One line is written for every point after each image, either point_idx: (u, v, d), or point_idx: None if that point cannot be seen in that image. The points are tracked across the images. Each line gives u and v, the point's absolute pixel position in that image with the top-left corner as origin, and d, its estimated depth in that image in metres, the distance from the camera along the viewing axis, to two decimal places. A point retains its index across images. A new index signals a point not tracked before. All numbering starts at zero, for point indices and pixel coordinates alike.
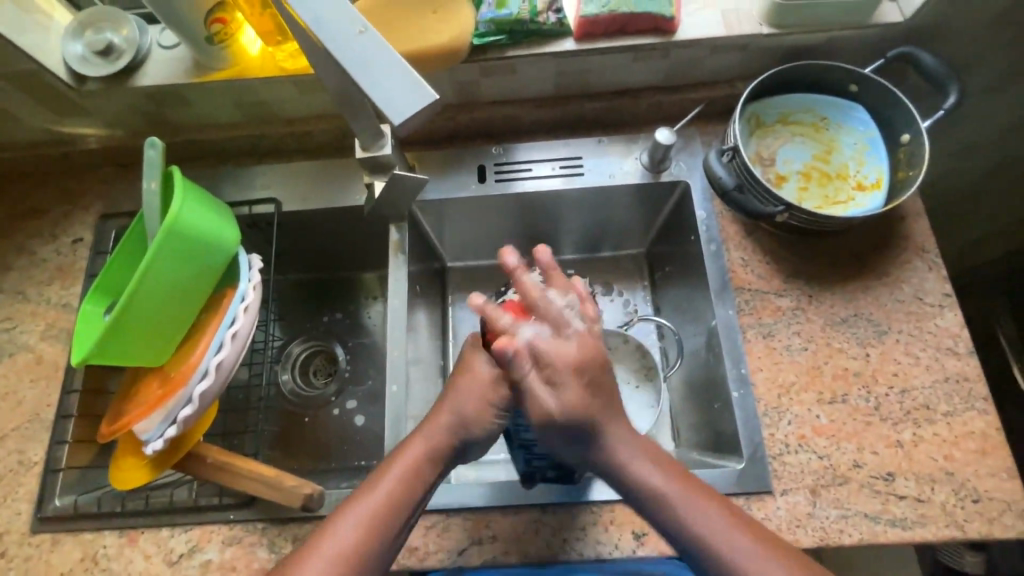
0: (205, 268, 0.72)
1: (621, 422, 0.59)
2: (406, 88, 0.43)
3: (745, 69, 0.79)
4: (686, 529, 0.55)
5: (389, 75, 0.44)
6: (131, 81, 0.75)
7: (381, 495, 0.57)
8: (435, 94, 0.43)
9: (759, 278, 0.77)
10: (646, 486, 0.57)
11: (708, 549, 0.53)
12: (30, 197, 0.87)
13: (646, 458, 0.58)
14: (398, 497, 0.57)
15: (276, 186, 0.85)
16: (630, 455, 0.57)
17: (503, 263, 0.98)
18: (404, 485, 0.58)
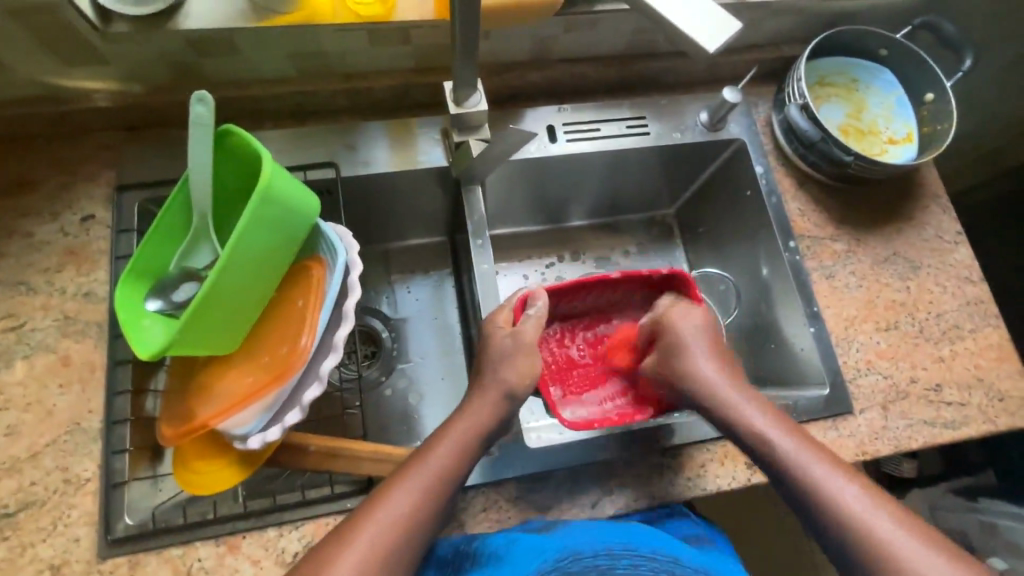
0: (295, 238, 0.64)
1: (752, 406, 0.65)
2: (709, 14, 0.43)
3: (791, 32, 0.86)
4: (815, 499, 0.59)
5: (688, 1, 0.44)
6: (176, 21, 0.63)
7: (433, 462, 0.58)
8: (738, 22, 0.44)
9: (815, 226, 0.84)
10: (793, 479, 0.60)
11: (817, 505, 0.59)
12: (11, 167, 0.71)
13: (804, 450, 0.61)
14: (436, 484, 0.57)
15: (330, 148, 0.77)
16: (768, 434, 0.63)
17: (550, 227, 0.98)
18: (445, 472, 0.58)
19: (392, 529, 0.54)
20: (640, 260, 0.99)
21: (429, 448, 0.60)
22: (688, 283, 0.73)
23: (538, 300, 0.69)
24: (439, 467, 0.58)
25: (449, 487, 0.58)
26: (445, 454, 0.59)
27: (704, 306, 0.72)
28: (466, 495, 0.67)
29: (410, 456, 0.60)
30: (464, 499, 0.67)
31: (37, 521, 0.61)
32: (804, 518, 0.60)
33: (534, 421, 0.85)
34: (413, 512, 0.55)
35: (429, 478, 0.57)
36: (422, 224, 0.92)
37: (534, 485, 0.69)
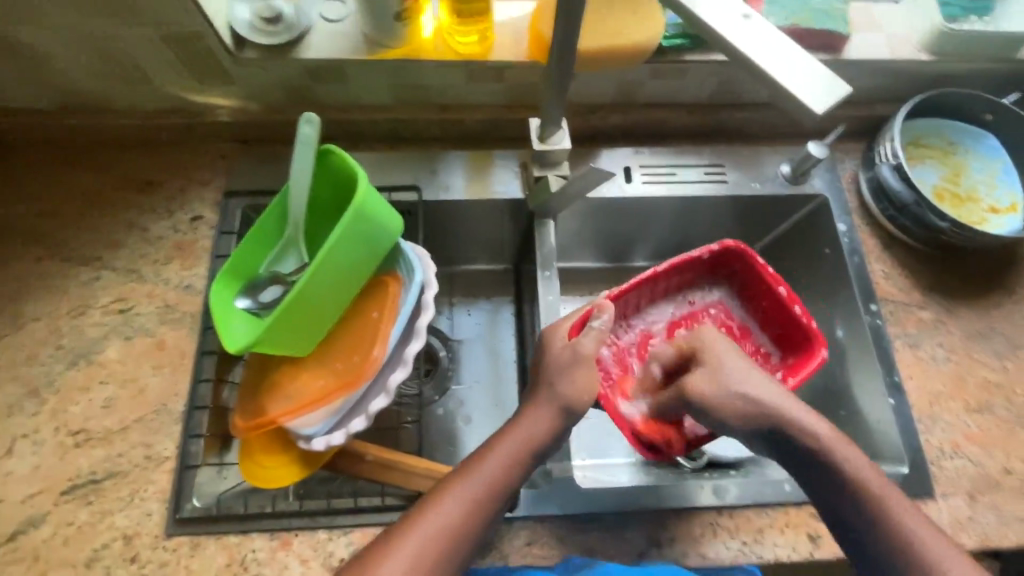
0: (378, 254, 0.68)
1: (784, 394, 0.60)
2: (818, 79, 0.41)
3: (889, 91, 0.83)
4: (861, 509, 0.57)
5: (795, 66, 0.41)
6: (299, 51, 0.71)
7: (488, 473, 0.58)
8: (844, 91, 0.41)
9: (901, 291, 0.80)
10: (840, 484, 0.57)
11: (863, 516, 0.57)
12: (140, 169, 0.81)
13: (847, 453, 0.58)
14: (486, 495, 0.57)
15: (416, 173, 0.82)
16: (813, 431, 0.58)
17: (614, 266, 0.98)
18: (487, 491, 0.58)
19: (442, 538, 0.54)
20: None
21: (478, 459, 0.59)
22: (747, 255, 0.76)
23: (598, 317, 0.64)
24: (485, 482, 0.58)
25: (495, 507, 0.58)
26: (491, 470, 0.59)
27: (783, 288, 0.76)
28: (510, 525, 0.66)
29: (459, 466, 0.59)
30: (508, 530, 0.66)
31: (118, 490, 0.66)
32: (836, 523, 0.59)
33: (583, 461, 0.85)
34: (463, 522, 0.56)
35: (482, 489, 0.57)
36: (489, 251, 0.95)
37: (581, 525, 0.67)
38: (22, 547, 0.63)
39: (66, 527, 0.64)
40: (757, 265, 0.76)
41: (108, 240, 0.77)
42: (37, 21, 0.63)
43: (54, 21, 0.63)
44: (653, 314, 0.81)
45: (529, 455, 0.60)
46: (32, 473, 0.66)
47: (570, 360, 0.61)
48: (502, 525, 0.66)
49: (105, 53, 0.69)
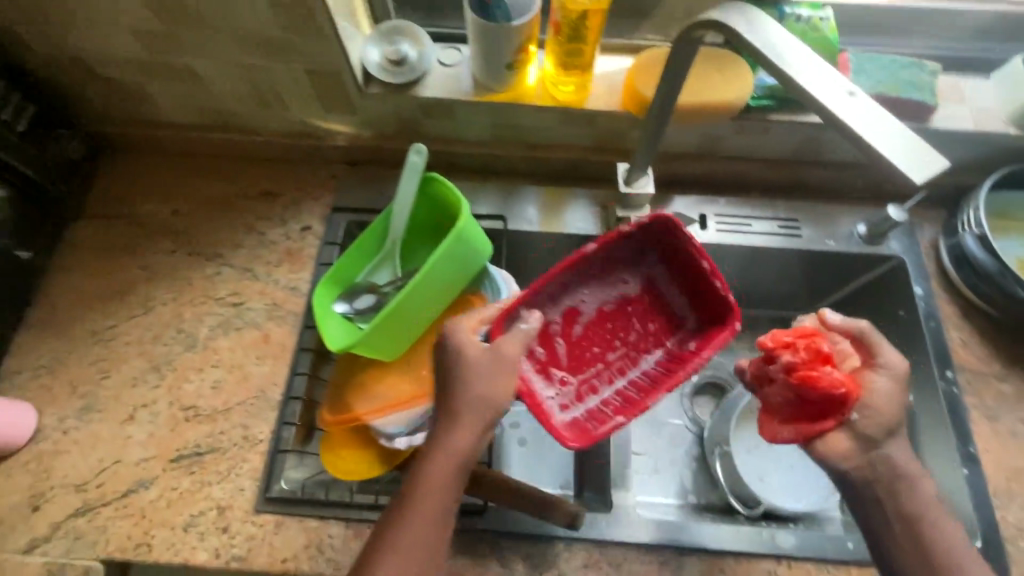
0: (468, 274, 0.74)
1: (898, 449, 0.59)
2: (915, 147, 0.42)
3: (974, 162, 0.84)
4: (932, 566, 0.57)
5: (891, 133, 0.43)
6: (417, 90, 0.80)
7: (428, 481, 0.57)
8: (944, 161, 0.42)
9: (980, 361, 0.79)
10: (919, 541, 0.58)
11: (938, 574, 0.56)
12: (263, 181, 0.91)
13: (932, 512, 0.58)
14: (437, 502, 0.57)
15: (502, 204, 0.89)
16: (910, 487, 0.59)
17: None
18: (437, 503, 0.57)
19: (409, 554, 0.55)
20: None
21: (420, 477, 0.57)
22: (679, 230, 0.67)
23: (527, 313, 0.65)
24: (432, 497, 0.57)
25: (451, 507, 0.57)
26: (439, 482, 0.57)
27: (717, 281, 0.66)
28: (569, 546, 0.69)
29: (406, 484, 0.58)
30: (566, 550, 0.69)
31: (217, 465, 0.73)
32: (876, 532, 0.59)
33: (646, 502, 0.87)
34: (423, 532, 0.56)
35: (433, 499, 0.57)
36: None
37: (638, 556, 0.69)
38: (132, 504, 0.71)
39: (170, 492, 0.72)
40: (682, 235, 0.67)
41: (230, 241, 0.87)
42: (207, 52, 0.75)
43: (222, 53, 0.75)
44: (585, 297, 0.74)
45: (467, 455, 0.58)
46: (147, 440, 0.75)
47: (489, 367, 0.60)
48: (561, 544, 0.69)
49: (255, 82, 0.80)
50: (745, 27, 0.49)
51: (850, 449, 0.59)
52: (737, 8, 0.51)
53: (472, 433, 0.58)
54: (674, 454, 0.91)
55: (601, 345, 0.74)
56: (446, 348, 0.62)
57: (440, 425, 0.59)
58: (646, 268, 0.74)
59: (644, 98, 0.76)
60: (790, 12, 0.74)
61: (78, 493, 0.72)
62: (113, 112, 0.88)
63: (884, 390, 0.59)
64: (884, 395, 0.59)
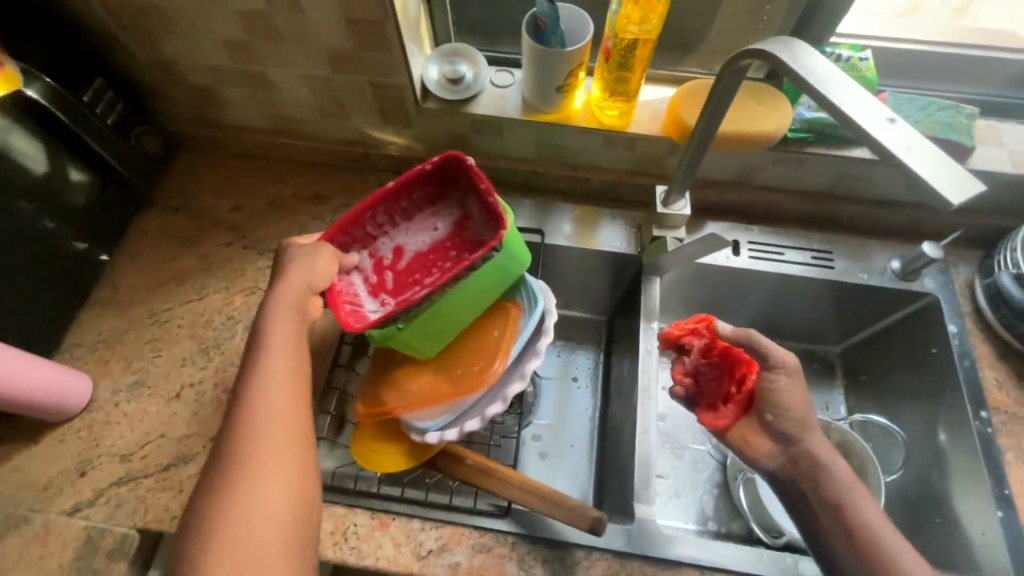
0: (507, 282, 0.78)
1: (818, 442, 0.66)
2: (953, 173, 0.44)
3: (1010, 205, 0.85)
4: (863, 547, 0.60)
5: (930, 158, 0.45)
6: (470, 106, 0.85)
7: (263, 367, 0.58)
8: (980, 186, 0.44)
9: (1016, 403, 0.78)
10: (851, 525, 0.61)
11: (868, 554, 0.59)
12: (317, 185, 0.97)
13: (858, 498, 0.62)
14: (282, 386, 0.58)
15: (540, 220, 0.93)
16: (833, 470, 0.64)
17: None
18: (281, 389, 0.57)
19: (259, 436, 0.54)
20: None
21: (253, 394, 0.57)
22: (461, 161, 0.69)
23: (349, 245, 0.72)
24: (274, 405, 0.56)
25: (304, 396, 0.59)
26: (274, 370, 0.58)
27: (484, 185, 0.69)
28: (589, 554, 0.69)
29: (235, 409, 0.56)
30: (587, 559, 0.69)
31: None
32: (814, 531, 0.64)
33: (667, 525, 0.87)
34: (271, 416, 0.56)
35: (276, 385, 0.57)
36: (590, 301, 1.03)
37: (659, 570, 0.69)
38: (172, 478, 0.74)
39: None
40: (467, 165, 0.69)
41: (283, 237, 0.93)
42: (282, 62, 0.82)
43: (296, 63, 0.81)
44: (410, 236, 0.74)
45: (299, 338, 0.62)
46: (191, 418, 0.78)
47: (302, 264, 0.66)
48: (581, 552, 0.69)
49: (321, 92, 0.86)
50: (792, 57, 0.52)
51: (771, 449, 0.68)
52: (786, 41, 0.54)
53: (288, 344, 0.61)
54: (696, 478, 0.90)
55: (421, 273, 0.73)
56: (280, 267, 0.67)
57: (262, 322, 0.62)
58: (462, 206, 0.74)
59: (687, 126, 0.79)
60: (831, 52, 0.78)
61: (123, 462, 0.75)
62: (189, 114, 0.96)
63: (786, 390, 0.67)
64: (786, 394, 0.67)
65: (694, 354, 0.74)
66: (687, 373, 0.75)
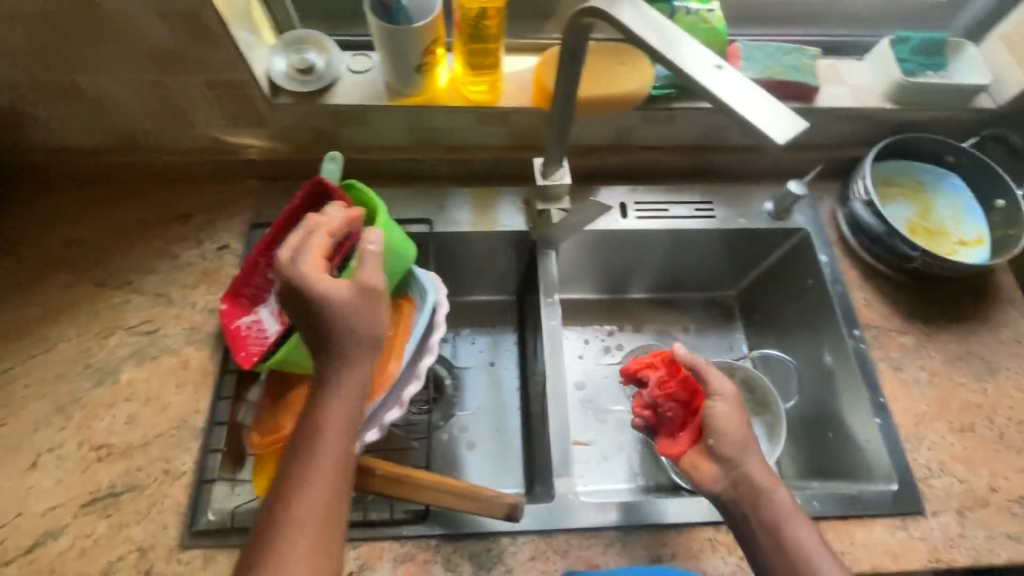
0: (394, 279, 0.73)
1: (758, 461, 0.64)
2: (779, 115, 0.45)
3: (858, 137, 0.91)
4: (781, 546, 0.59)
5: (757, 103, 0.46)
6: (327, 97, 0.79)
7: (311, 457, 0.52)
8: (804, 123, 0.44)
9: (882, 317, 0.85)
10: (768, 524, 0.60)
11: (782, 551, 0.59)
12: (174, 203, 0.87)
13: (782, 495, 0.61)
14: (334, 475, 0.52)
15: (428, 208, 0.89)
16: (765, 480, 0.62)
17: (615, 296, 1.04)
18: (328, 477, 0.52)
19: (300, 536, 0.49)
20: (694, 339, 1.01)
21: (289, 493, 0.51)
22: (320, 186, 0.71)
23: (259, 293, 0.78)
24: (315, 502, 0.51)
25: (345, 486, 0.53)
26: (327, 453, 0.52)
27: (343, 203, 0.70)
28: (514, 540, 0.68)
29: (274, 501, 0.51)
30: (512, 545, 0.68)
31: (136, 504, 0.68)
32: (743, 541, 0.62)
33: (593, 493, 0.88)
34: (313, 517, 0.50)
35: (319, 477, 0.51)
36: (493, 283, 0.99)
37: (584, 541, 0.69)
38: (40, 559, 0.65)
39: (83, 540, 0.66)
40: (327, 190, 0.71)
41: (141, 266, 0.82)
42: (94, 67, 0.71)
43: (112, 68, 0.71)
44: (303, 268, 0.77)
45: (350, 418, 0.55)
46: (54, 487, 0.69)
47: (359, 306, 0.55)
48: (506, 539, 0.68)
49: (152, 99, 0.76)
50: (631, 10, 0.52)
51: (715, 474, 0.64)
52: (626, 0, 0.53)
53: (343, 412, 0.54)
54: (620, 439, 0.92)
55: None
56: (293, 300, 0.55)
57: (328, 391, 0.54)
58: None
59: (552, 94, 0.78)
60: (679, 6, 0.78)
61: None
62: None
63: (723, 413, 0.65)
64: (724, 418, 0.65)
65: (652, 387, 0.76)
66: (645, 406, 0.75)
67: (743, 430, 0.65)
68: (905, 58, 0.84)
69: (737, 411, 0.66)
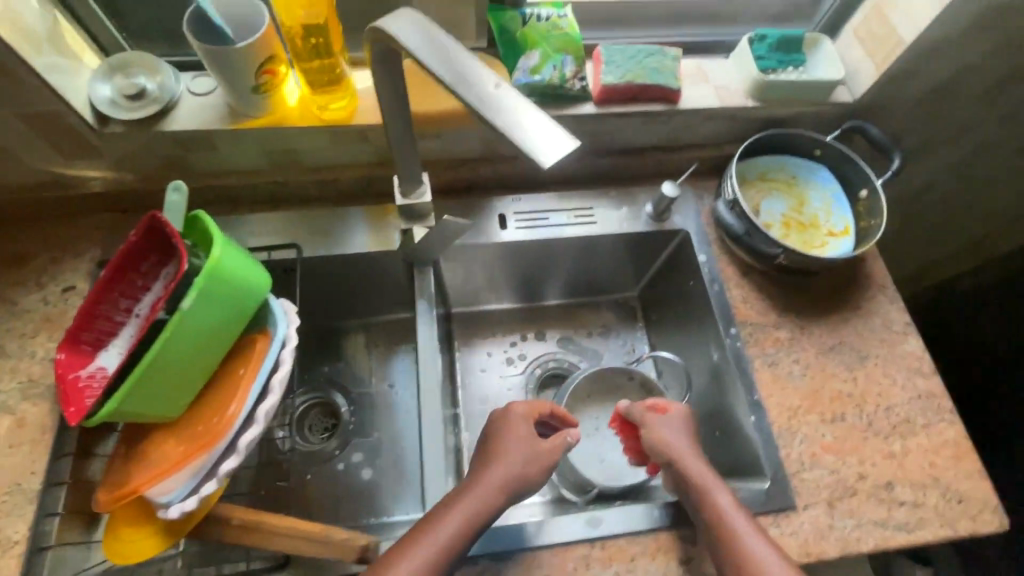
0: (240, 313, 0.69)
1: (697, 463, 0.69)
2: (549, 131, 0.42)
3: (729, 134, 0.92)
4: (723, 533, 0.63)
5: (527, 118, 0.43)
6: (165, 122, 0.74)
7: (460, 510, 0.63)
8: (576, 139, 0.42)
9: (758, 313, 0.86)
10: (709, 519, 0.65)
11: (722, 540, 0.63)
12: (12, 244, 0.80)
13: (718, 492, 0.66)
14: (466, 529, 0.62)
15: (294, 231, 0.84)
16: (699, 480, 0.67)
17: (528, 304, 1.05)
18: (453, 533, 0.61)
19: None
20: (600, 340, 1.04)
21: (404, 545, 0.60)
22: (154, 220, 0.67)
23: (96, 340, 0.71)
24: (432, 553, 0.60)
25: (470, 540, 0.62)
26: (464, 508, 0.63)
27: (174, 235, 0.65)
28: None
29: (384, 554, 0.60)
30: None
31: None
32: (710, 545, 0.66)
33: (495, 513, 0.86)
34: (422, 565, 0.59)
35: (447, 532, 0.61)
36: (397, 299, 1.01)
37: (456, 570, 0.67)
38: None
39: None
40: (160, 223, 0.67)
41: None
42: None
43: None
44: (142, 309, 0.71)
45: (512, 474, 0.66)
46: None
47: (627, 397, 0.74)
48: None
49: None
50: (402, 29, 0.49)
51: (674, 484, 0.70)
52: (408, 13, 0.50)
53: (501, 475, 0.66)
54: None
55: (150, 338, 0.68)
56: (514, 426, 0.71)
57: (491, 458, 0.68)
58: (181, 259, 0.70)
59: None
60: (529, 13, 0.78)
61: None
62: None
63: (661, 429, 0.73)
64: (661, 432, 0.72)
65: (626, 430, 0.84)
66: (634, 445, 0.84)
67: (682, 442, 0.71)
68: (764, 56, 0.84)
69: (676, 422, 0.73)
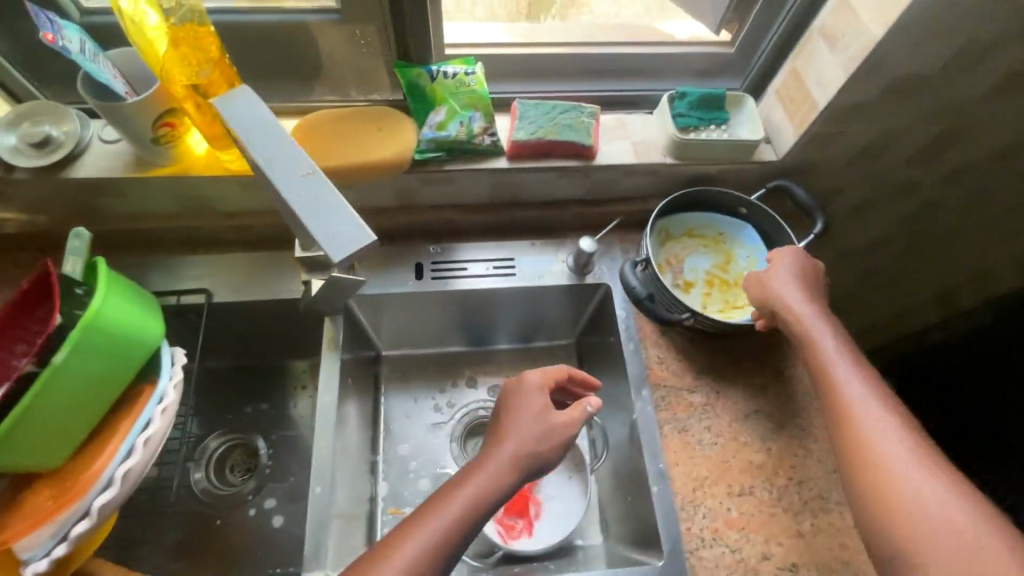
0: (125, 365, 0.68)
1: (819, 327, 0.68)
2: (345, 226, 0.47)
3: (653, 189, 0.91)
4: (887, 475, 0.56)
5: (331, 214, 0.47)
6: (70, 169, 0.75)
7: (494, 467, 0.62)
8: (374, 236, 0.47)
9: (673, 375, 0.83)
10: (859, 426, 0.60)
11: (873, 468, 0.57)
12: None
13: (861, 392, 0.62)
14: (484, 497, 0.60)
15: (208, 277, 0.85)
16: (829, 360, 0.66)
17: (475, 348, 1.00)
18: (472, 507, 0.59)
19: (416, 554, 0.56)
20: None
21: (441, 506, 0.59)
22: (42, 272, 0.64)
23: None
24: (457, 517, 0.59)
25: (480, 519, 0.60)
26: (480, 485, 0.61)
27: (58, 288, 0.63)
28: None
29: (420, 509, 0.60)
30: None
31: None
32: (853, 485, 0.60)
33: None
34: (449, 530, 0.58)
35: (468, 502, 0.59)
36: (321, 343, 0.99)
37: None
38: None
39: None
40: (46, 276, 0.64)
41: None
42: None
43: None
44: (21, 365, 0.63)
45: (529, 456, 0.64)
46: None
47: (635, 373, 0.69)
48: None
49: None
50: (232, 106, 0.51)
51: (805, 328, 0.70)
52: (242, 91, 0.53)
53: (521, 453, 0.64)
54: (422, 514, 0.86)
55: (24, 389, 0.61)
56: (520, 400, 0.69)
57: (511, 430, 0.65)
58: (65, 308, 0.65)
59: None
60: (436, 70, 0.78)
61: None
62: None
63: (778, 283, 0.73)
64: (781, 284, 0.73)
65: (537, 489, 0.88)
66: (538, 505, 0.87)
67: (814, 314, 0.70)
68: (684, 113, 0.83)
69: (806, 282, 0.73)
